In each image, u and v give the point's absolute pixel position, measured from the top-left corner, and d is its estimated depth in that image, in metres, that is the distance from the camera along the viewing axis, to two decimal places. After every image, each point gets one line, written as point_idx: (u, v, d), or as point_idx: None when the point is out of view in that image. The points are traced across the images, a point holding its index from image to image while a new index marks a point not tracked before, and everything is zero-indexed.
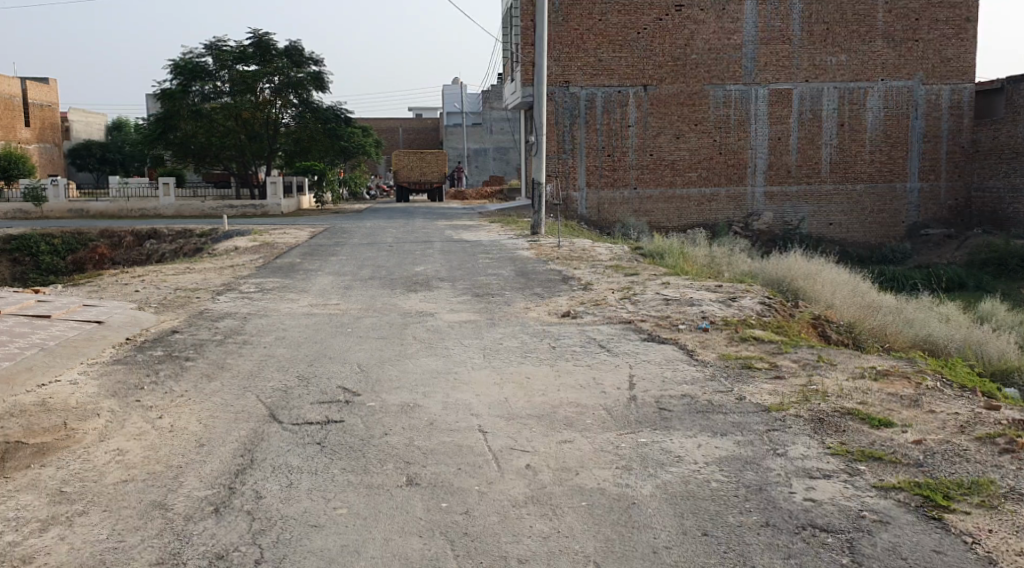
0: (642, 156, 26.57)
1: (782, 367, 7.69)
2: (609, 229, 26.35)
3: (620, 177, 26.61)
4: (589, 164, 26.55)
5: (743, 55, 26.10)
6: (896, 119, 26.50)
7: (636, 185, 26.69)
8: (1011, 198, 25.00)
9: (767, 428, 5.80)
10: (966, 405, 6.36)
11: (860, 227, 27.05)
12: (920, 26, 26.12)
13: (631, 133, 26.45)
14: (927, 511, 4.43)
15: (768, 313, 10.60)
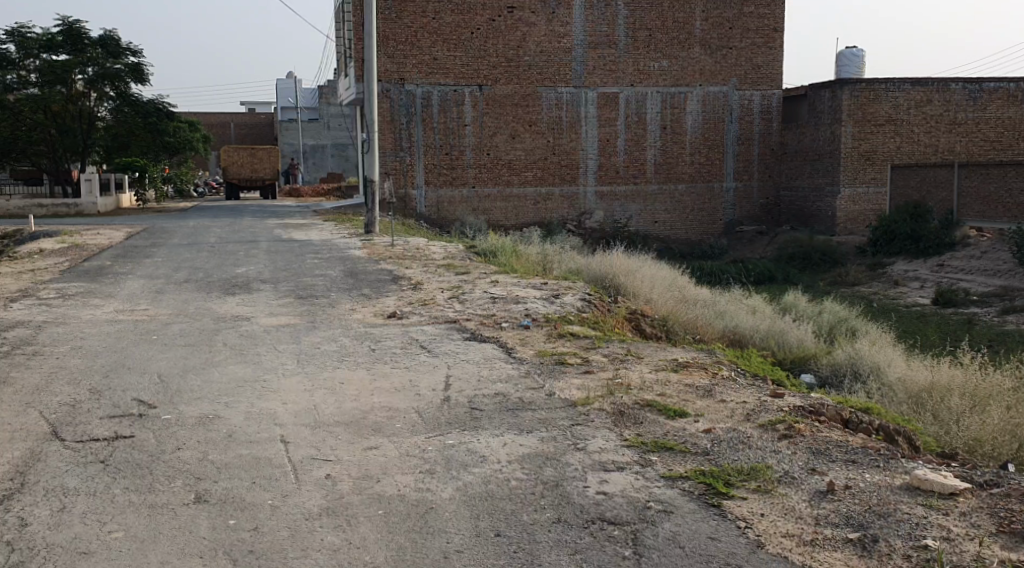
0: (479, 155, 26.74)
1: (593, 362, 7.90)
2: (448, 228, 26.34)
3: (457, 175, 26.69)
4: (427, 162, 26.48)
5: (573, 58, 26.73)
6: (713, 122, 27.83)
7: (473, 184, 26.84)
8: (814, 197, 26.80)
9: (571, 422, 5.94)
10: (755, 393, 6.77)
11: (682, 225, 28.24)
12: (733, 35, 27.53)
13: (467, 132, 26.57)
14: (707, 499, 4.69)
15: (588, 308, 10.87)
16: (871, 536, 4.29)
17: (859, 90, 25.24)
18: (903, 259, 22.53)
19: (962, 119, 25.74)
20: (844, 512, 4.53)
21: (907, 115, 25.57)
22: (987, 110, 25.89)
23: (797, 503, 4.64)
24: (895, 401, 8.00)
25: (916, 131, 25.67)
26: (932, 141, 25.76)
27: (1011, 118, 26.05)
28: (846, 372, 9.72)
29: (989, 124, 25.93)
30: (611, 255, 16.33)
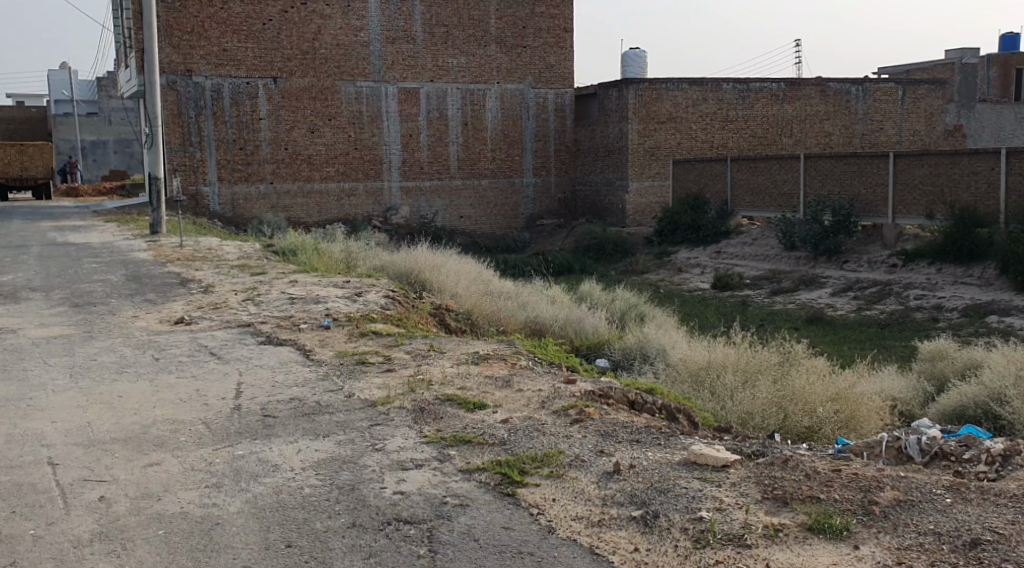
0: (276, 150, 25.83)
1: (395, 360, 7.82)
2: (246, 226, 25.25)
3: (254, 171, 25.64)
4: (219, 157, 25.27)
5: (370, 53, 26.41)
6: (511, 119, 28.30)
7: (271, 180, 25.88)
8: (606, 191, 27.86)
9: (370, 423, 5.84)
10: (550, 381, 6.94)
11: (486, 219, 28.50)
12: (526, 33, 28.11)
13: (263, 126, 25.61)
14: (502, 488, 4.75)
15: (390, 305, 10.74)
16: (653, 512, 4.49)
17: (642, 90, 26.58)
18: (686, 247, 23.90)
19: (733, 117, 27.75)
20: (629, 491, 4.73)
21: (686, 113, 27.20)
22: (754, 108, 27.96)
23: (586, 485, 4.80)
24: (677, 381, 8.44)
25: (694, 128, 27.37)
26: (709, 137, 27.57)
27: (776, 115, 28.17)
28: (636, 355, 10.16)
29: (756, 121, 27.98)
30: (416, 250, 16.26)
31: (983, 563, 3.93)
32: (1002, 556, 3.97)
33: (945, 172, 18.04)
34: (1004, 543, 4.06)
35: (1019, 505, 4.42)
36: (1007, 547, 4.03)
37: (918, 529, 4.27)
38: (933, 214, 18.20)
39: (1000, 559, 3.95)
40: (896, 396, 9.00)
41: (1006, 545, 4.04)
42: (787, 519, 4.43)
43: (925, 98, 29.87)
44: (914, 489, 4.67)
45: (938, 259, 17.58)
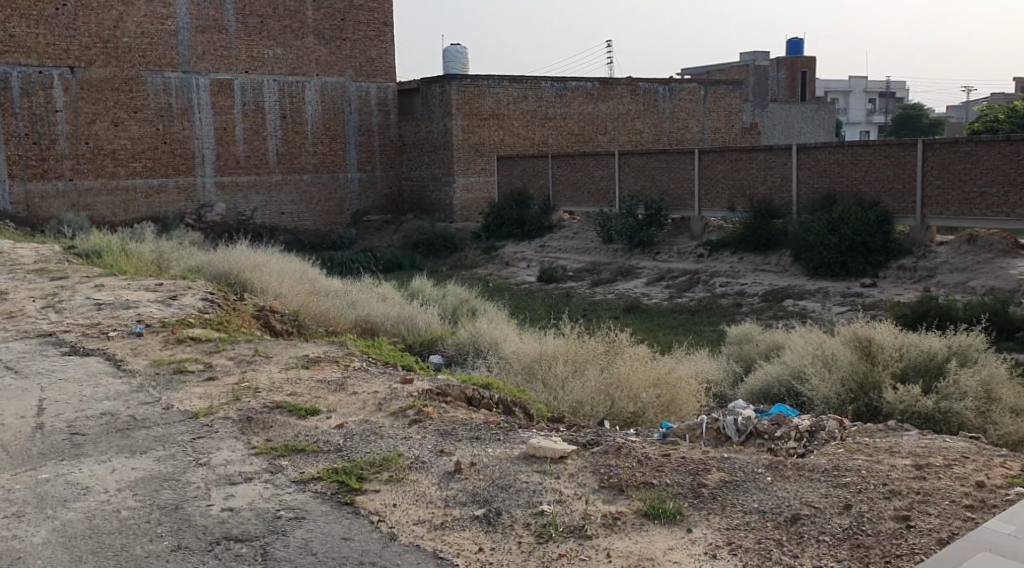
0: (76, 144, 24.02)
1: (217, 367, 7.39)
2: (44, 227, 23.34)
3: (51, 167, 23.75)
4: (10, 152, 23.21)
5: (178, 42, 25.04)
6: (332, 113, 27.64)
7: (70, 177, 24.03)
8: (432, 186, 27.78)
9: (192, 437, 5.46)
10: (385, 382, 6.75)
11: (309, 216, 27.66)
12: (345, 26, 27.54)
13: (60, 118, 23.76)
14: (339, 498, 4.54)
15: (209, 309, 10.18)
16: (495, 510, 4.42)
17: (465, 86, 26.64)
18: (512, 242, 24.17)
19: (552, 114, 28.31)
20: (470, 489, 4.64)
21: (507, 109, 27.49)
22: (571, 106, 28.63)
23: (426, 487, 4.68)
24: (509, 373, 8.45)
25: (515, 125, 27.69)
26: (530, 133, 28.00)
27: (590, 113, 28.94)
28: (469, 350, 10.11)
29: (573, 119, 28.67)
30: (235, 249, 15.54)
31: (803, 537, 4.07)
32: (819, 528, 4.11)
33: (744, 168, 19.05)
34: (820, 516, 4.21)
35: (831, 477, 4.63)
36: (823, 519, 4.18)
37: (743, 508, 4.37)
38: (735, 206, 19.25)
39: (818, 531, 4.09)
40: (710, 379, 9.37)
41: (823, 517, 4.19)
42: (624, 506, 4.47)
43: (724, 98, 31.60)
44: (738, 469, 4.80)
45: (741, 249, 18.61)
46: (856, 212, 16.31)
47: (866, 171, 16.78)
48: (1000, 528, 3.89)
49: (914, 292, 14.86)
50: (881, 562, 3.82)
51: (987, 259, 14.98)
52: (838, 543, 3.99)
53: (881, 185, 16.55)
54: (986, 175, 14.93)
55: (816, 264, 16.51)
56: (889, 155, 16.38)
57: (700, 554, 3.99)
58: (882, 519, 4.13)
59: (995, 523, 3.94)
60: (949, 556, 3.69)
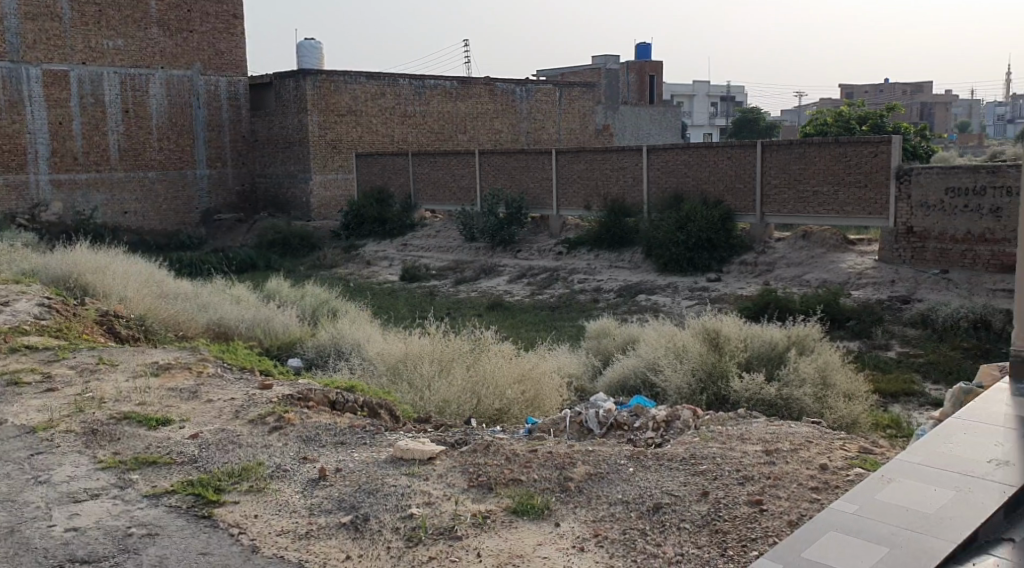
0: None
1: (57, 378, 6.89)
2: None
3: None
4: None
5: (6, 28, 23.07)
6: (178, 108, 26.45)
7: None
8: (287, 184, 27.06)
9: (29, 453, 5.06)
10: (242, 388, 6.49)
11: (155, 215, 26.36)
12: (192, 17, 26.43)
13: None
14: (196, 511, 4.32)
15: (46, 315, 9.52)
16: (362, 515, 4.30)
17: (321, 82, 26.01)
18: (372, 241, 23.82)
19: (411, 112, 28.09)
20: (336, 496, 4.51)
21: (364, 106, 27.05)
22: (430, 104, 28.49)
23: (290, 496, 4.51)
24: (373, 375, 8.31)
25: (373, 122, 27.30)
26: (388, 131, 27.67)
27: (448, 111, 28.88)
28: (330, 352, 9.89)
29: (432, 117, 28.54)
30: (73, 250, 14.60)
31: (666, 525, 4.09)
32: (680, 515, 4.16)
33: (599, 167, 19.43)
34: (680, 504, 4.26)
35: (689, 466, 4.70)
36: (682, 507, 4.23)
37: (608, 500, 4.40)
38: (591, 205, 19.63)
39: (680, 519, 4.13)
40: (570, 373, 9.50)
41: (683, 505, 4.24)
42: (493, 505, 4.44)
43: (579, 99, 32.24)
44: (602, 462, 4.84)
45: (596, 247, 19.00)
46: (703, 210, 16.96)
47: (711, 170, 17.44)
48: (846, 507, 3.95)
49: (755, 286, 15.56)
50: (738, 546, 3.87)
51: (820, 255, 15.84)
52: (698, 529, 4.04)
53: (725, 185, 17.25)
54: (819, 175, 15.72)
55: (667, 260, 17.05)
56: (731, 156, 17.08)
57: (567, 548, 3.98)
58: (737, 504, 4.21)
59: (839, 503, 4.00)
60: (796, 538, 3.71)
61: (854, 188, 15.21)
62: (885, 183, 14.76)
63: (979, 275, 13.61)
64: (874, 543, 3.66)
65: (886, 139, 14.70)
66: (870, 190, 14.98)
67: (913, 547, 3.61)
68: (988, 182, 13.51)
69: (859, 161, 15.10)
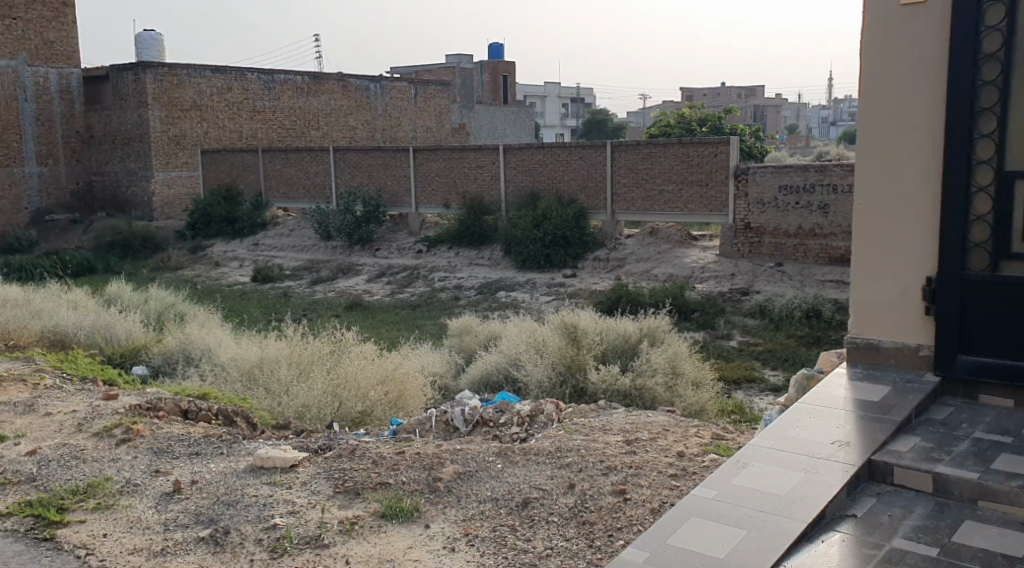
0: None
1: None
2: None
3: None
4: None
5: None
6: (3, 101, 24.56)
7: None
8: (127, 182, 25.67)
9: None
10: (84, 400, 6.09)
11: None
12: (16, 5, 24.40)
13: None
14: (35, 535, 4.03)
15: None
16: (222, 529, 4.11)
17: (162, 74, 24.83)
18: (221, 241, 22.97)
19: (260, 107, 27.22)
20: (192, 510, 4.29)
21: (209, 100, 25.99)
22: (280, 100, 27.70)
23: (142, 512, 4.26)
24: (228, 382, 7.96)
25: (220, 117, 26.30)
26: (236, 127, 26.74)
27: (299, 107, 28.17)
28: (178, 358, 9.43)
29: (283, 113, 27.77)
30: None
31: (534, 520, 4.07)
32: (548, 509, 4.14)
33: (456, 166, 19.40)
34: (548, 497, 4.24)
35: (555, 459, 4.70)
36: (550, 500, 4.22)
37: (478, 498, 4.36)
38: (450, 203, 19.57)
39: (548, 512, 4.11)
40: (433, 372, 9.42)
41: (550, 499, 4.22)
42: (361, 510, 4.33)
43: (434, 98, 32.16)
44: (470, 460, 4.81)
45: (455, 244, 19.00)
46: (558, 209, 17.23)
47: (564, 169, 17.75)
48: (700, 493, 3.27)
49: (608, 281, 15.94)
50: (604, 536, 3.85)
51: (667, 250, 16.40)
52: (566, 522, 4.01)
53: (578, 183, 17.59)
54: (665, 174, 16.26)
55: (525, 257, 17.22)
56: (583, 156, 17.42)
57: (438, 549, 3.91)
58: (601, 494, 4.20)
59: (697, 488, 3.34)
60: (649, 530, 3.07)
61: (697, 187, 15.84)
62: (724, 182, 15.43)
63: (810, 267, 14.44)
64: (732, 526, 3.04)
65: (724, 140, 15.38)
66: (710, 188, 15.64)
67: (766, 531, 2.99)
68: (816, 180, 14.32)
69: (701, 161, 15.73)
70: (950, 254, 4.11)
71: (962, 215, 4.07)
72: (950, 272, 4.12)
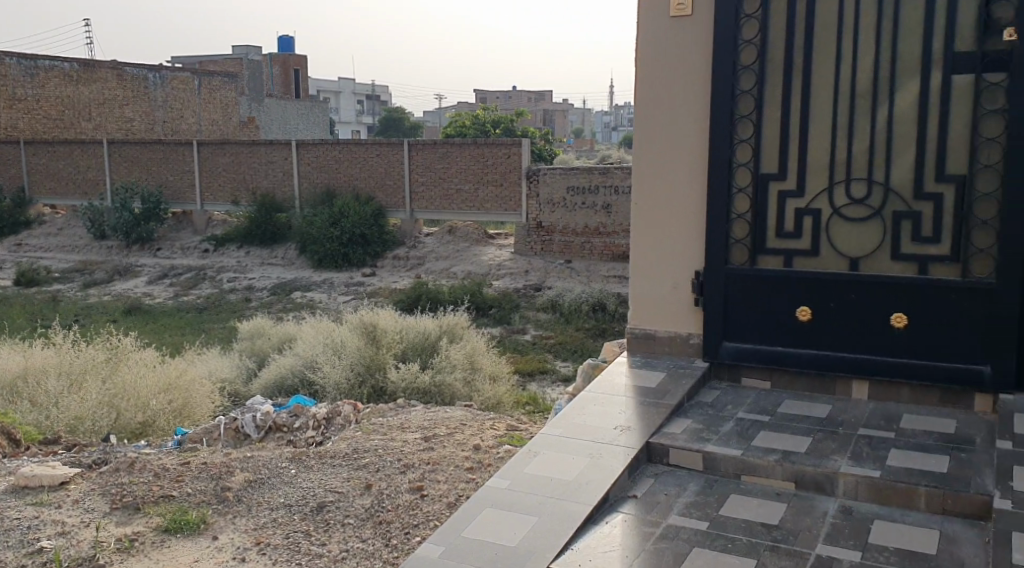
0: None
1: None
2: None
3: None
4: None
5: None
6: None
7: None
8: None
9: None
10: None
11: None
12: None
13: None
14: None
15: None
16: None
17: None
18: None
19: (21, 95, 25.00)
20: None
21: None
22: (45, 88, 25.56)
23: None
24: None
25: None
26: None
27: (68, 96, 26.11)
28: None
29: (49, 102, 25.67)
30: None
31: (329, 524, 4.01)
32: (344, 511, 4.09)
33: (245, 160, 18.70)
34: (344, 500, 4.20)
35: (351, 461, 4.65)
36: (346, 502, 4.17)
37: (270, 506, 4.24)
38: (238, 200, 18.82)
39: (343, 515, 4.06)
40: (224, 378, 9.06)
41: (346, 501, 4.18)
42: (141, 526, 4.10)
43: (219, 89, 30.78)
44: (261, 468, 4.67)
45: (245, 243, 18.37)
46: (353, 207, 17.04)
47: (360, 167, 17.55)
48: (494, 485, 3.34)
49: (406, 280, 15.95)
50: (400, 534, 3.84)
51: (464, 248, 16.66)
52: (362, 523, 3.98)
53: (374, 182, 17.45)
54: (460, 174, 16.47)
55: (320, 257, 16.89)
56: (379, 153, 17.31)
57: (227, 561, 3.78)
58: (398, 493, 4.19)
59: (490, 480, 3.41)
60: (444, 526, 3.11)
61: (492, 187, 16.22)
62: (517, 182, 15.88)
63: (596, 264, 15.13)
64: (524, 514, 3.13)
65: (517, 141, 15.82)
66: (505, 189, 16.06)
67: (556, 517, 3.10)
68: (600, 181, 15.05)
69: (494, 161, 16.10)
70: (713, 251, 4.30)
71: (723, 215, 4.25)
72: (715, 267, 4.31)
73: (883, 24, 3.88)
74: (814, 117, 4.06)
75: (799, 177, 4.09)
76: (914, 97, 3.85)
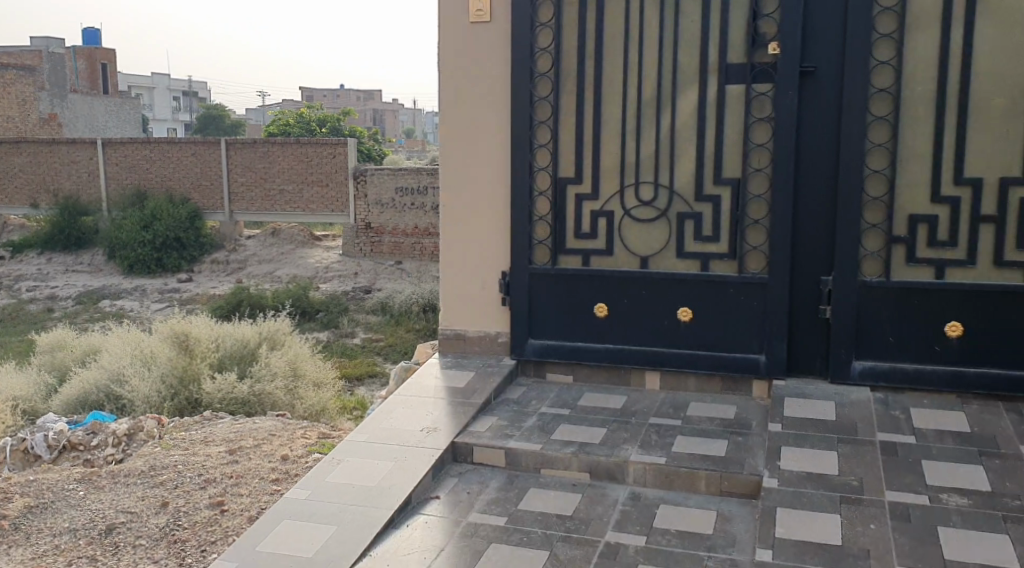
0: None
1: None
2: None
3: None
4: None
5: None
6: None
7: None
8: None
9: None
10: None
11: None
12: None
13: None
14: None
15: None
16: None
17: None
18: None
19: None
20: None
21: None
22: None
23: None
24: None
25: None
26: None
27: None
28: None
29: None
30: None
31: (119, 547, 3.83)
32: (136, 532, 3.92)
33: (44, 160, 17.47)
34: (136, 521, 4.02)
35: (147, 479, 4.46)
36: (138, 523, 4.00)
37: (53, 532, 4.01)
38: (37, 203, 17.57)
39: (134, 537, 3.90)
40: (19, 395, 8.42)
41: (138, 522, 4.00)
42: None
43: (16, 84, 28.54)
44: (46, 491, 4.40)
45: (47, 248, 17.22)
46: (167, 208, 16.30)
47: (174, 167, 16.77)
48: (293, 495, 3.30)
49: (227, 285, 15.40)
50: (196, 552, 3.72)
51: (289, 251, 16.30)
52: (155, 543, 3.83)
53: (190, 182, 16.73)
54: (283, 174, 16.07)
55: (130, 262, 16.05)
56: (194, 152, 16.61)
57: None
58: (196, 510, 4.06)
59: (290, 491, 3.37)
60: (238, 542, 3.05)
61: (316, 187, 15.93)
62: (344, 182, 15.68)
63: (425, 264, 15.17)
64: (321, 524, 3.12)
65: (342, 140, 15.62)
66: (330, 189, 15.81)
67: (355, 524, 3.10)
68: (429, 182, 15.09)
69: (319, 161, 15.83)
70: (518, 252, 4.42)
71: (526, 215, 4.37)
72: (519, 267, 4.43)
73: (664, 33, 4.09)
74: (605, 122, 4.23)
75: (592, 180, 4.26)
76: (694, 103, 4.08)
